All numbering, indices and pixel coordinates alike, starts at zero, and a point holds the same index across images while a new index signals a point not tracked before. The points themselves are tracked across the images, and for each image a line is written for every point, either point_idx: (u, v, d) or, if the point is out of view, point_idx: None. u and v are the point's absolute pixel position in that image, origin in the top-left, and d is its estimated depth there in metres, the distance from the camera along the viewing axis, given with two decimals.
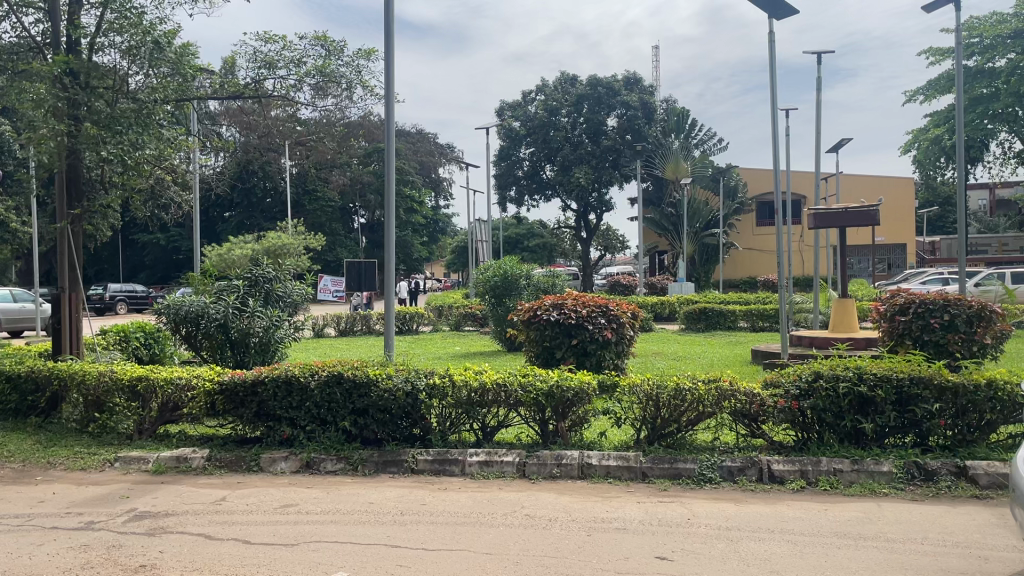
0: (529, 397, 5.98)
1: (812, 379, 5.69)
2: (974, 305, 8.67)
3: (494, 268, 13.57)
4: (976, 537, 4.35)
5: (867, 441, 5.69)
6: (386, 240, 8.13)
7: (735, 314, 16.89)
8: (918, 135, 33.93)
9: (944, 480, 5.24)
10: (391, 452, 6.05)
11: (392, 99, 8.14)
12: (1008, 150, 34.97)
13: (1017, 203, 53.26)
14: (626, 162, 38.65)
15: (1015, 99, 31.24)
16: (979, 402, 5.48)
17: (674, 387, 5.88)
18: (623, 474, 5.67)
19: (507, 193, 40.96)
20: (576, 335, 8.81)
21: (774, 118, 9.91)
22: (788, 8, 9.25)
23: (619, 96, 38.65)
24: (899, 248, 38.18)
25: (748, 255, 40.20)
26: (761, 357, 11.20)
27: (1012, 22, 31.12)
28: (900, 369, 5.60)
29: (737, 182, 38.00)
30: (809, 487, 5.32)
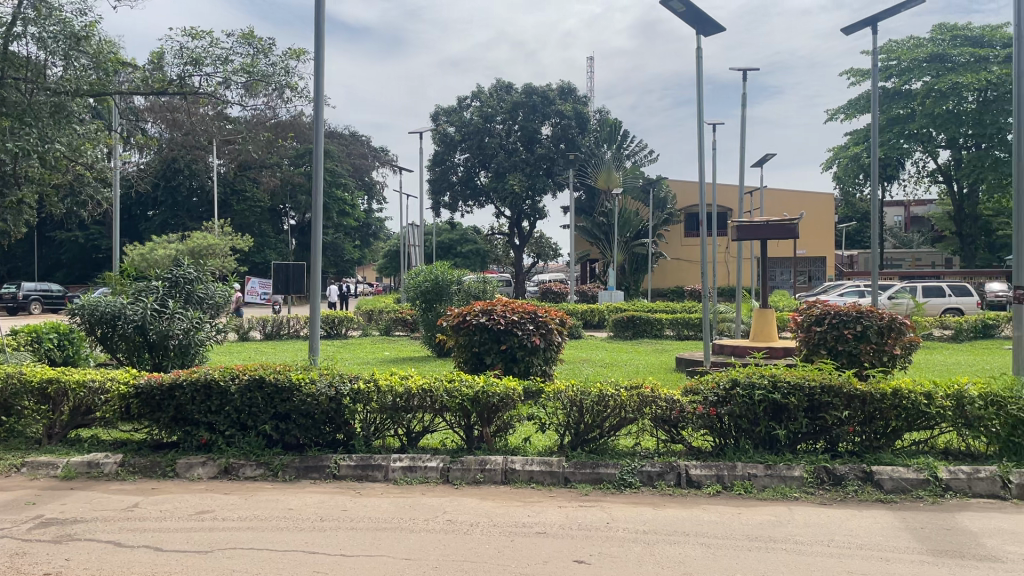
0: (454, 403, 5.96)
1: (730, 387, 5.82)
2: (885, 316, 9.03)
3: (424, 273, 13.48)
4: (879, 538, 4.55)
5: (780, 447, 5.89)
6: (314, 242, 8.02)
7: (661, 323, 17.19)
8: (838, 152, 35.29)
9: (851, 485, 5.45)
10: (313, 457, 5.98)
11: (320, 102, 8.04)
12: (923, 169, 36.61)
13: (928, 220, 55.78)
14: (560, 171, 39.06)
15: (929, 120, 32.73)
16: (885, 410, 5.71)
17: (597, 394, 5.99)
18: (545, 479, 5.73)
19: (440, 198, 40.75)
20: (505, 340, 8.85)
21: (699, 132, 10.18)
22: (714, 26, 9.54)
23: (554, 106, 39.12)
24: (819, 261, 39.51)
25: (676, 264, 41.04)
26: (685, 365, 11.44)
27: (928, 47, 32.67)
28: (812, 378, 5.78)
29: (666, 193, 38.66)
30: (724, 492, 5.47)
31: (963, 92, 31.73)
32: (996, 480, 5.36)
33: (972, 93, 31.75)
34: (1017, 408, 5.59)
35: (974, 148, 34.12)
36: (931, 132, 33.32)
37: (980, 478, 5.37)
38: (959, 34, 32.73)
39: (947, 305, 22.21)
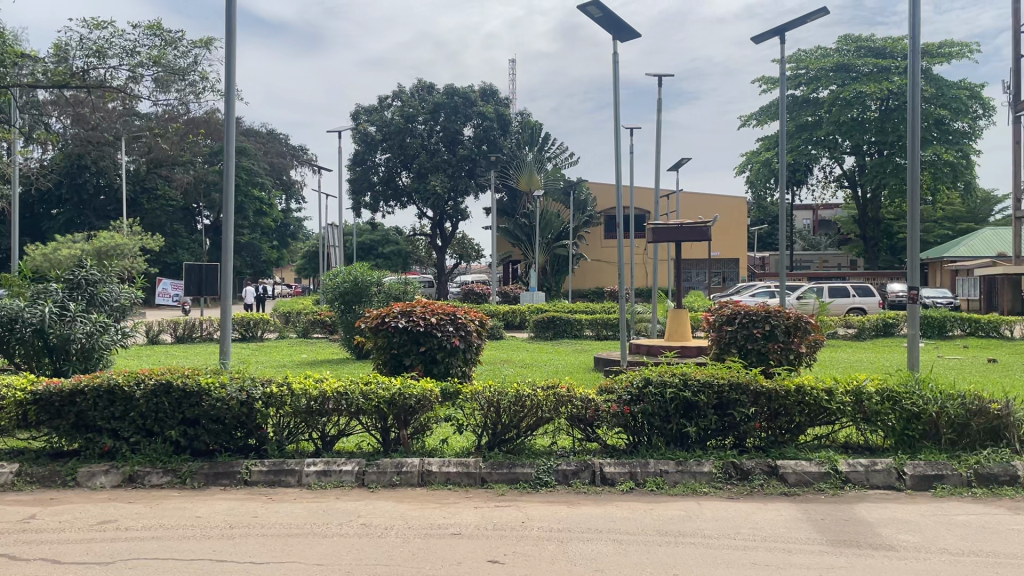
0: (371, 405, 5.91)
1: (643, 385, 5.97)
2: (791, 316, 9.41)
3: (343, 274, 13.28)
4: (782, 530, 4.71)
5: (690, 444, 6.04)
6: (225, 243, 7.84)
7: (581, 323, 17.42)
8: (750, 157, 36.40)
9: (757, 479, 5.63)
10: (223, 463, 5.84)
11: (232, 96, 7.85)
12: (830, 174, 38.14)
13: (835, 223, 58.15)
14: (482, 172, 39.11)
15: (835, 128, 34.10)
16: (789, 406, 5.93)
17: (514, 394, 6.02)
18: (462, 480, 5.73)
19: (361, 198, 40.17)
20: (425, 342, 8.81)
21: (616, 136, 10.35)
22: (630, 33, 9.73)
23: (476, 107, 39.23)
24: (733, 263, 40.67)
25: (596, 265, 41.66)
26: (603, 364, 11.61)
27: (834, 57, 34.10)
28: (721, 376, 5.96)
29: (587, 195, 39.10)
30: (637, 488, 5.59)
31: (867, 101, 33.19)
32: (891, 472, 5.63)
33: (876, 103, 33.28)
34: (912, 402, 5.86)
35: (877, 155, 35.68)
36: (838, 138, 34.72)
37: (877, 470, 5.63)
38: (863, 45, 34.25)
39: (852, 305, 23.20)
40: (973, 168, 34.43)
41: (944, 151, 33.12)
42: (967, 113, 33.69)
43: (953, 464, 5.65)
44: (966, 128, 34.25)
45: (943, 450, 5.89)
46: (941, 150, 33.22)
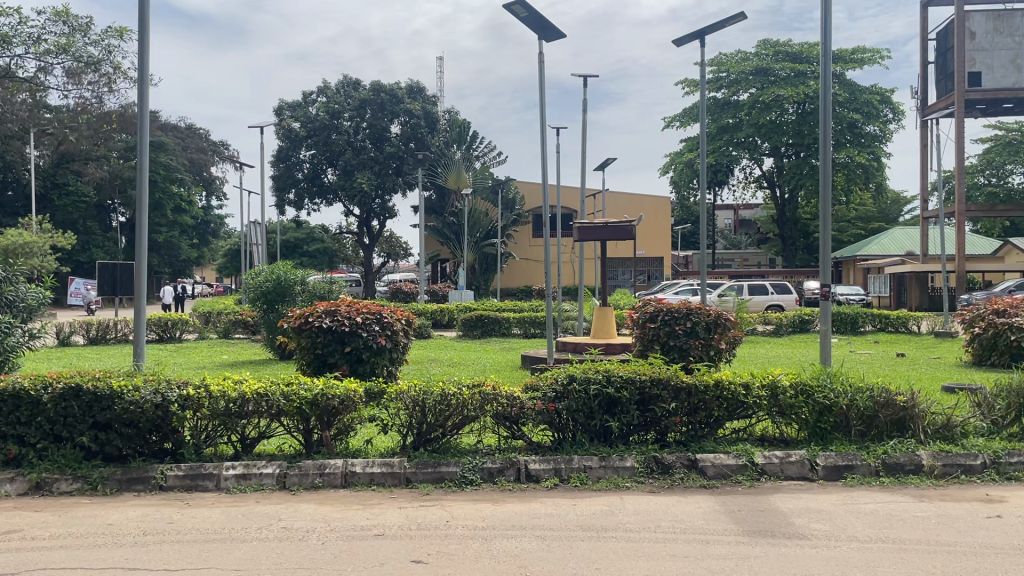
0: (292, 406, 5.80)
1: (566, 382, 6.04)
2: (711, 313, 9.63)
3: (265, 273, 13.00)
4: (700, 523, 4.82)
5: (613, 439, 6.13)
6: (139, 239, 7.58)
7: (508, 322, 17.47)
8: (674, 158, 37.13)
9: (678, 473, 5.76)
10: (137, 469, 5.66)
11: (145, 85, 7.58)
12: (750, 174, 39.20)
13: (755, 223, 59.89)
14: (409, 169, 38.85)
15: (755, 130, 35.06)
16: (708, 400, 6.07)
17: (439, 393, 5.99)
18: (386, 481, 5.68)
19: (285, 195, 39.36)
20: (349, 342, 8.69)
21: (541, 134, 10.41)
22: (554, 33, 9.81)
23: (402, 104, 38.98)
24: (658, 261, 41.39)
25: (525, 264, 41.85)
26: (530, 362, 11.67)
27: (753, 61, 35.10)
28: (643, 372, 6.07)
29: (515, 194, 39.19)
30: (561, 485, 5.64)
31: (784, 104, 34.31)
32: (804, 463, 5.82)
33: (793, 106, 34.41)
34: (823, 396, 6.09)
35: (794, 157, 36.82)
36: (757, 141, 35.69)
37: (791, 462, 5.81)
38: (780, 50, 35.28)
39: (770, 303, 23.93)
40: (884, 170, 35.95)
41: (857, 153, 34.42)
42: (879, 117, 35.12)
43: (862, 455, 5.88)
44: (877, 132, 35.70)
45: (853, 441, 6.12)
46: (854, 153, 34.55)
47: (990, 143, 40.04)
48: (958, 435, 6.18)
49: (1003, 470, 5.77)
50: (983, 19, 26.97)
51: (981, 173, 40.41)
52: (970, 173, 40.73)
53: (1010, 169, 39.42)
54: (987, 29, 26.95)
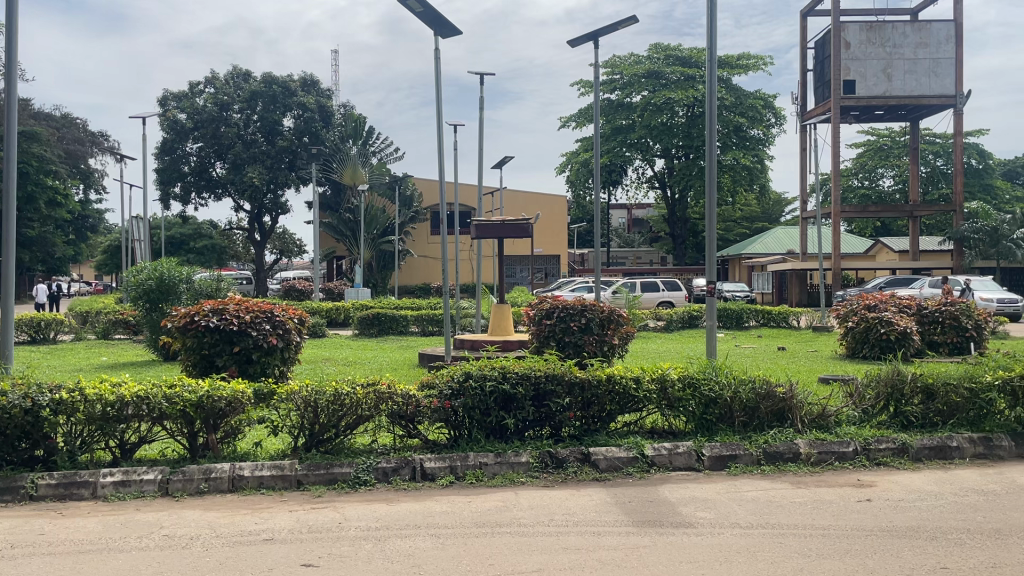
0: (175, 409, 5.56)
1: (463, 380, 6.03)
2: (605, 310, 9.86)
3: (148, 271, 12.42)
4: (592, 515, 4.92)
5: (509, 435, 6.18)
6: (6, 230, 7.08)
7: (406, 319, 17.31)
8: (570, 158, 37.70)
9: (571, 467, 5.85)
10: (4, 479, 5.30)
11: (12, 78, 7.09)
12: (642, 174, 40.23)
13: (647, 222, 61.52)
14: (302, 164, 37.97)
15: (647, 131, 35.88)
16: (601, 395, 6.19)
17: (332, 392, 5.85)
18: (276, 484, 5.52)
19: (170, 189, 37.72)
20: (238, 342, 8.43)
21: (439, 132, 10.36)
22: (451, 29, 9.76)
23: (295, 97, 38.06)
24: (554, 259, 41.93)
25: (422, 262, 41.59)
26: (427, 360, 11.62)
27: (645, 64, 36.06)
28: (538, 368, 6.12)
29: (412, 191, 38.64)
30: (457, 482, 5.64)
31: (675, 107, 35.42)
32: (691, 454, 6.02)
33: (682, 108, 35.50)
34: (709, 388, 6.30)
35: (684, 158, 37.99)
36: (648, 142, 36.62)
37: (679, 453, 6.00)
38: (672, 54, 36.57)
39: (661, 299, 24.62)
40: (767, 172, 37.57)
41: (742, 155, 35.85)
42: (762, 121, 36.70)
43: (745, 445, 6.13)
44: (761, 135, 37.33)
45: (737, 432, 6.37)
46: (739, 156, 36.00)
47: (863, 148, 42.55)
48: (832, 424, 6.52)
49: (873, 456, 6.13)
50: (858, 29, 28.53)
51: (856, 176, 42.88)
52: (845, 176, 43.12)
53: (881, 173, 41.96)
54: (861, 39, 28.48)
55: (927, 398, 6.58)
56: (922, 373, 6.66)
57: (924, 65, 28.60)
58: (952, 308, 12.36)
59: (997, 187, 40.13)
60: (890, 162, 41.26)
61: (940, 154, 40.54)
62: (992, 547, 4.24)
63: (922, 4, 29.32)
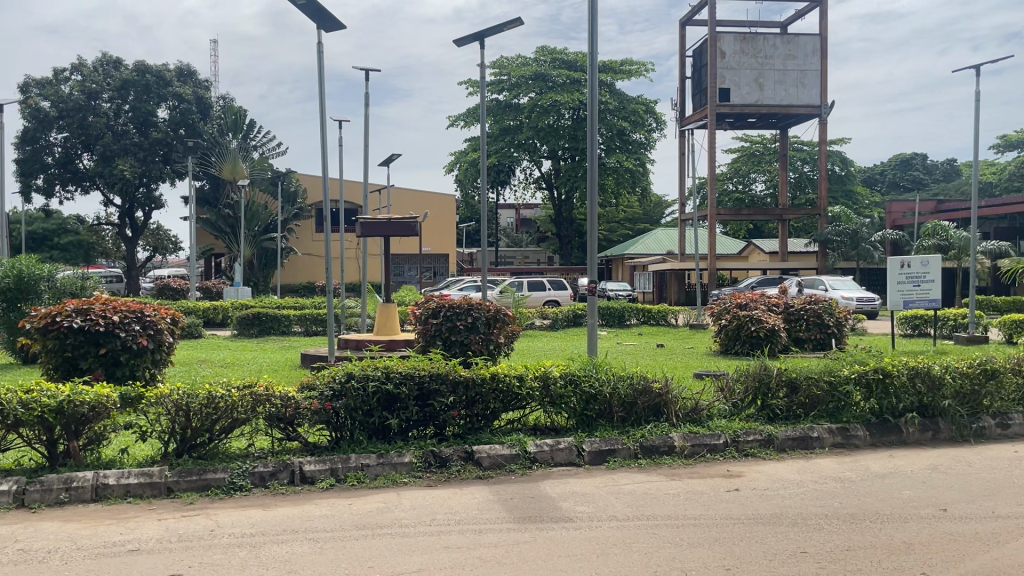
0: (32, 415, 5.20)
1: (345, 380, 5.93)
2: (491, 309, 9.91)
3: (5, 269, 11.60)
4: (474, 513, 4.94)
5: (392, 436, 6.12)
6: None
7: (289, 319, 16.88)
8: (459, 157, 37.69)
9: (454, 465, 5.85)
10: None
11: None
12: (530, 175, 40.69)
13: (535, 222, 62.31)
14: (178, 157, 36.41)
15: (535, 132, 36.27)
16: (485, 394, 6.22)
17: (206, 395, 5.60)
18: (144, 492, 5.28)
19: (31, 181, 35.30)
20: (105, 343, 7.98)
21: (321, 127, 10.14)
22: (335, 23, 9.58)
23: (170, 87, 36.46)
24: (442, 258, 41.82)
25: (307, 260, 40.61)
26: (309, 361, 11.37)
27: (533, 66, 36.52)
28: (422, 368, 6.08)
29: (296, 187, 37.78)
30: (337, 485, 5.54)
31: (561, 109, 36.07)
32: (572, 449, 6.14)
33: (568, 111, 36.16)
34: (589, 385, 6.45)
35: (570, 160, 38.66)
36: (536, 143, 37.07)
37: (560, 449, 6.11)
38: (558, 57, 37.24)
39: (547, 298, 24.97)
40: (648, 175, 38.74)
41: (625, 158, 36.83)
42: (644, 125, 37.86)
43: (623, 439, 6.30)
44: (642, 139, 38.49)
45: (615, 427, 6.53)
46: (622, 158, 36.98)
47: (737, 153, 44.55)
48: (704, 418, 6.79)
49: (742, 447, 6.43)
50: (732, 40, 29.80)
51: (731, 180, 44.84)
52: (721, 181, 44.98)
53: (753, 178, 44.04)
54: (736, 49, 29.79)
55: (791, 391, 6.95)
56: (786, 367, 7.02)
57: (793, 76, 30.22)
58: (816, 306, 13.11)
59: (858, 192, 42.88)
60: (762, 168, 43.40)
61: (807, 161, 42.93)
62: (847, 530, 4.52)
63: (790, 18, 30.97)
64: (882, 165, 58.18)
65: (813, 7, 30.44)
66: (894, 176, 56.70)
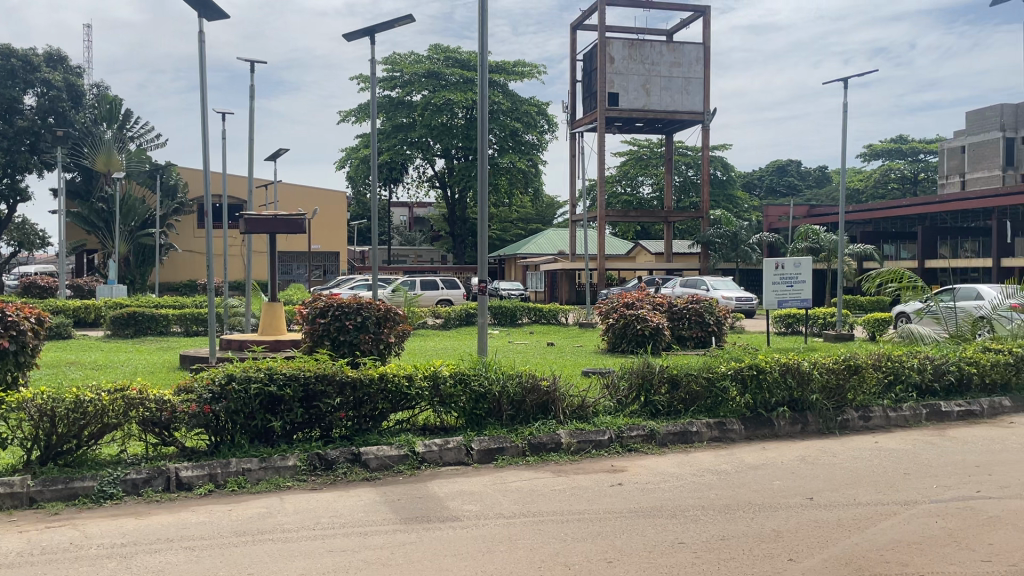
0: None
1: (225, 382, 5.72)
2: (381, 307, 9.79)
3: None
4: (360, 515, 4.87)
5: (275, 438, 5.96)
6: None
7: (167, 319, 16.16)
8: (350, 153, 37.06)
9: (341, 468, 5.76)
10: None
11: None
12: (423, 173, 40.45)
13: (428, 221, 62.12)
14: (46, 147, 34.25)
15: (428, 130, 36.05)
16: (373, 394, 6.14)
17: (73, 400, 5.29)
18: (4, 503, 4.96)
19: None
20: None
21: (203, 118, 9.76)
22: (219, 13, 9.25)
23: (38, 73, 34.25)
24: (333, 256, 41.02)
25: (189, 257, 39.01)
26: (189, 363, 10.93)
27: (425, 64, 36.37)
28: (307, 369, 5.94)
29: (176, 181, 36.20)
30: (217, 490, 5.36)
31: (454, 108, 36.07)
32: (461, 448, 6.15)
33: (461, 109, 36.19)
34: (478, 384, 6.47)
35: (463, 159, 38.72)
36: (429, 141, 36.86)
37: (449, 448, 6.11)
38: (450, 56, 37.25)
39: (439, 297, 24.90)
40: (540, 175, 39.23)
41: (518, 159, 37.19)
42: (535, 126, 38.32)
43: (511, 437, 6.35)
44: (535, 140, 38.93)
45: (504, 425, 6.59)
46: (515, 159, 37.30)
47: (625, 157, 45.67)
48: (590, 414, 6.92)
49: (626, 442, 6.61)
50: (621, 46, 30.49)
51: (619, 182, 45.92)
52: (610, 183, 46.00)
53: (641, 181, 45.30)
54: (625, 55, 30.53)
55: (672, 388, 7.18)
56: (668, 365, 7.25)
57: (678, 83, 31.25)
58: (697, 306, 13.60)
59: (738, 197, 44.80)
60: (649, 172, 44.68)
61: (691, 165, 44.52)
62: (721, 521, 4.72)
63: (676, 27, 32.00)
64: (761, 171, 60.97)
65: (697, 17, 31.58)
66: (771, 181, 59.62)
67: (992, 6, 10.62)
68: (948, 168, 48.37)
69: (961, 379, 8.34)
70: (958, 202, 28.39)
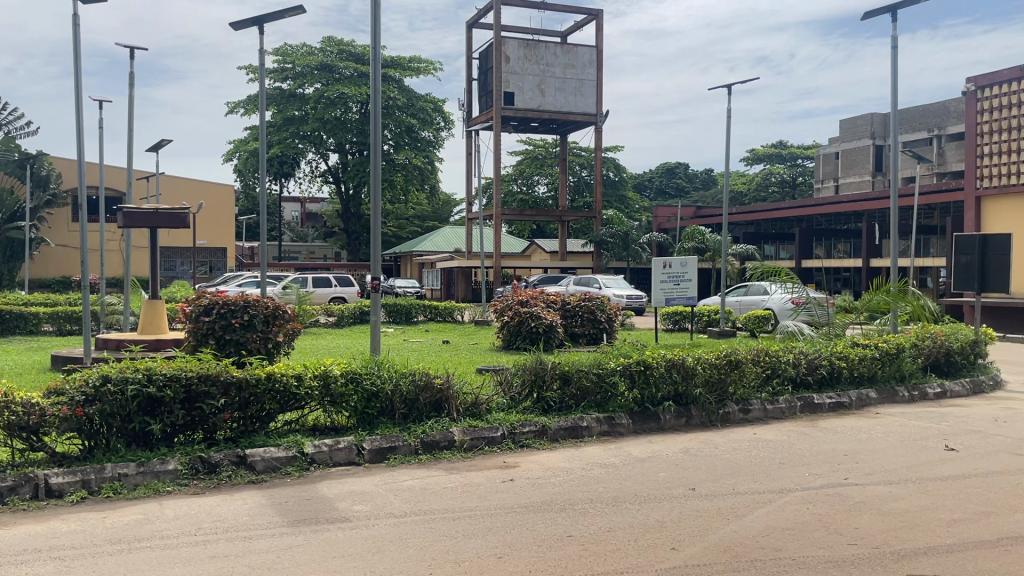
0: None
1: (99, 383, 5.43)
2: (270, 306, 9.54)
3: None
4: (245, 518, 4.73)
5: (154, 442, 5.72)
6: None
7: (38, 317, 15.22)
8: (238, 145, 35.86)
9: (224, 471, 5.58)
10: None
11: None
12: (316, 168, 39.60)
13: (321, 217, 61.00)
14: None
15: (320, 124, 35.27)
16: (260, 394, 5.98)
17: None
18: None
19: None
20: None
21: (77, 107, 9.24)
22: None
23: None
24: (220, 251, 39.64)
25: (63, 252, 36.88)
26: (60, 364, 10.34)
27: (318, 57, 35.62)
28: (189, 368, 5.72)
29: (48, 170, 34.15)
30: (90, 498, 5.10)
31: (347, 102, 35.54)
32: (352, 448, 6.07)
33: (355, 104, 35.66)
34: (369, 383, 6.38)
35: (357, 154, 38.21)
36: (322, 135, 36.11)
37: (339, 449, 6.01)
38: (344, 49, 36.56)
39: (333, 295, 24.46)
40: (436, 173, 38.91)
41: (412, 155, 36.97)
42: (431, 123, 38.18)
43: (403, 435, 6.31)
44: (430, 138, 38.79)
45: (396, 424, 6.53)
46: (411, 155, 37.03)
47: (521, 156, 46.11)
48: (483, 411, 6.95)
49: (517, 439, 6.67)
50: (517, 45, 30.66)
51: (515, 182, 46.35)
52: (506, 181, 46.35)
53: (536, 180, 45.87)
54: (520, 54, 30.78)
55: (563, 383, 7.29)
56: (559, 361, 7.35)
57: (571, 84, 31.78)
58: (589, 303, 13.88)
59: (629, 197, 45.96)
60: (544, 171, 45.30)
61: (585, 166, 45.41)
62: (609, 513, 4.84)
63: (570, 29, 32.47)
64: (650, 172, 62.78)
65: (590, 19, 32.14)
66: (660, 184, 61.55)
67: (863, 19, 11.32)
68: (823, 173, 51.44)
69: (832, 372, 8.85)
70: (831, 205, 30.03)
